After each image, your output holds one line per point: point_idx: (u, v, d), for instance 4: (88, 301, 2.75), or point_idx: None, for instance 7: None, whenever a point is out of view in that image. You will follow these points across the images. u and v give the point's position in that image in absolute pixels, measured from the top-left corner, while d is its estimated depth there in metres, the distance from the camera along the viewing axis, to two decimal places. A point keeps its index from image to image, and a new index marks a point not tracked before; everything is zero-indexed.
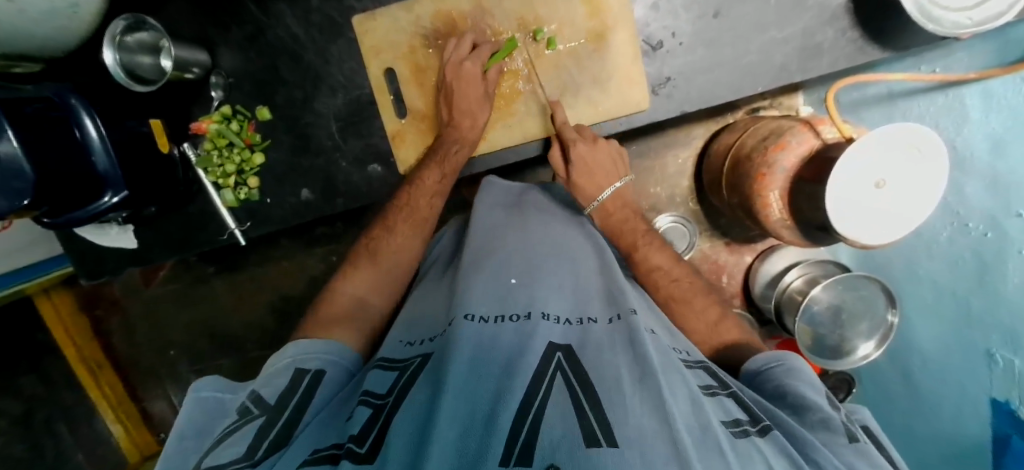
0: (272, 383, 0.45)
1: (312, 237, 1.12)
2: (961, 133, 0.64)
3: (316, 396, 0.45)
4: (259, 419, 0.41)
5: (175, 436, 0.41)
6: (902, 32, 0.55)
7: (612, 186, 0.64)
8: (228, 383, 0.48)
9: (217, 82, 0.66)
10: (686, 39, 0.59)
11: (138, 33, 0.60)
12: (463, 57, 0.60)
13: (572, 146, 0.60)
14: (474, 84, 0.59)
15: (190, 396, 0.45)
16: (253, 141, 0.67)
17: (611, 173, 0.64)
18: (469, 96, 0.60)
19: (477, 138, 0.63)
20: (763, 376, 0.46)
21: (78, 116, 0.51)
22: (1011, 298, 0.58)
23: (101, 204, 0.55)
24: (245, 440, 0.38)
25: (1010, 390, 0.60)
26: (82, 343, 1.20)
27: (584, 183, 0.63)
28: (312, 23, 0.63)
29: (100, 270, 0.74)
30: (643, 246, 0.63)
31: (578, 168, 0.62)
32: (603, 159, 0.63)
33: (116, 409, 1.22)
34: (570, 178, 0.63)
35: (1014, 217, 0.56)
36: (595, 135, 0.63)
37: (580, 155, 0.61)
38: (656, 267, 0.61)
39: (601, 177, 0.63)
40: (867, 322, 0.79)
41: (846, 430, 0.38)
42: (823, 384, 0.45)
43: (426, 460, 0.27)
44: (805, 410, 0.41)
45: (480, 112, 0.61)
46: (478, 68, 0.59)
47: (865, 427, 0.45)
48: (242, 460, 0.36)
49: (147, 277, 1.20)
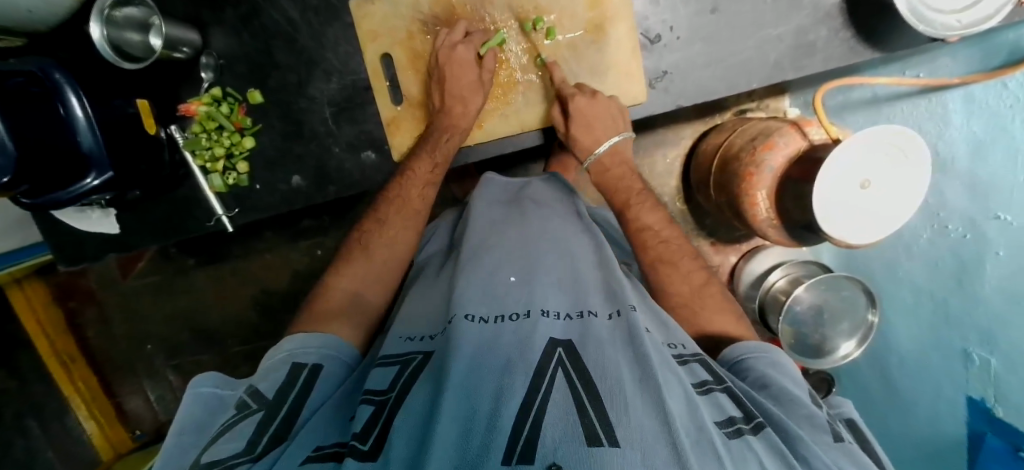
0: (270, 376, 0.45)
1: (297, 230, 1.10)
2: (943, 137, 0.66)
3: (314, 393, 0.44)
4: (258, 413, 0.40)
5: (175, 431, 0.40)
6: (891, 33, 0.57)
7: (610, 140, 0.61)
8: (228, 380, 0.47)
9: (208, 63, 0.64)
10: (683, 33, 0.60)
11: (126, 8, 0.57)
12: (456, 41, 0.60)
13: (569, 100, 0.59)
14: (468, 69, 0.59)
15: (189, 392, 0.44)
16: (243, 124, 0.65)
17: (609, 126, 0.61)
18: (462, 82, 0.60)
19: (469, 126, 0.62)
20: (743, 365, 0.48)
21: (63, 93, 0.49)
22: (991, 300, 0.60)
23: (83, 185, 0.53)
24: (244, 436, 0.37)
25: (984, 389, 0.62)
26: (55, 337, 1.16)
27: (582, 136, 0.61)
28: (309, 6, 0.62)
29: (80, 255, 0.71)
30: (635, 205, 0.63)
31: (578, 125, 0.60)
32: (603, 112, 0.60)
33: (90, 405, 1.18)
34: (568, 132, 0.61)
35: (992, 219, 0.59)
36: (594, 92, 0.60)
37: (576, 108, 0.59)
38: (639, 226, 0.61)
39: (599, 129, 0.60)
40: (848, 321, 0.81)
41: (832, 429, 0.40)
42: (801, 377, 0.48)
43: (428, 460, 0.27)
44: (790, 404, 0.42)
45: (472, 98, 0.60)
46: (471, 53, 0.59)
47: (848, 419, 0.47)
48: (243, 455, 0.35)
49: (125, 268, 1.16)
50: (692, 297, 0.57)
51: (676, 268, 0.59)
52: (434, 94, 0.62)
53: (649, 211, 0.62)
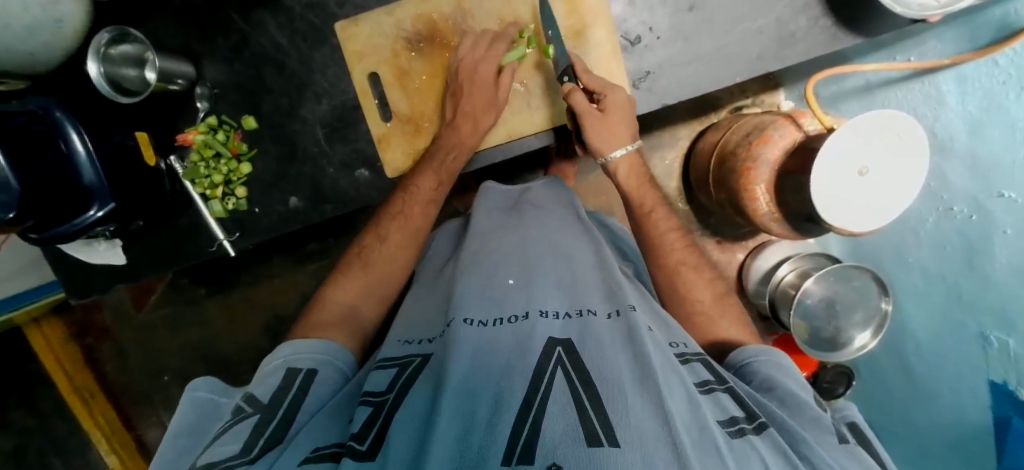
0: (265, 382, 0.45)
1: (304, 254, 1.11)
2: (940, 118, 0.65)
3: (312, 393, 0.45)
4: (253, 416, 0.41)
5: (170, 435, 0.41)
6: (871, 17, 0.57)
7: (625, 148, 0.60)
8: (224, 386, 0.47)
9: (202, 93, 0.66)
10: (664, 33, 0.60)
11: (121, 46, 0.60)
12: (477, 57, 0.60)
13: (613, 89, 0.58)
14: (484, 88, 0.60)
15: (186, 395, 0.45)
16: (240, 150, 0.67)
17: (626, 134, 0.60)
18: (475, 100, 0.60)
19: (477, 144, 0.63)
20: (749, 369, 0.47)
21: (64, 130, 0.51)
22: (1003, 281, 0.58)
23: (87, 218, 0.54)
24: (239, 439, 0.38)
25: (1007, 371, 0.60)
26: (74, 373, 1.18)
27: (615, 125, 0.59)
28: (296, 32, 0.64)
29: (89, 288, 0.72)
30: (650, 214, 0.62)
31: (608, 118, 0.58)
32: (620, 107, 0.58)
33: (109, 438, 1.20)
34: (601, 118, 0.58)
35: (997, 197, 0.57)
36: (628, 99, 0.59)
37: (615, 99, 0.58)
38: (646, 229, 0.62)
39: (626, 127, 0.59)
40: (862, 311, 0.79)
41: (837, 431, 0.39)
42: (811, 389, 0.45)
43: (425, 461, 0.27)
44: (795, 406, 0.41)
45: (483, 118, 0.61)
46: (492, 69, 0.60)
47: (852, 424, 0.45)
48: (239, 457, 0.36)
49: (138, 301, 1.18)
50: (713, 304, 0.57)
51: (702, 274, 0.59)
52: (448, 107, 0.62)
53: (667, 217, 0.62)
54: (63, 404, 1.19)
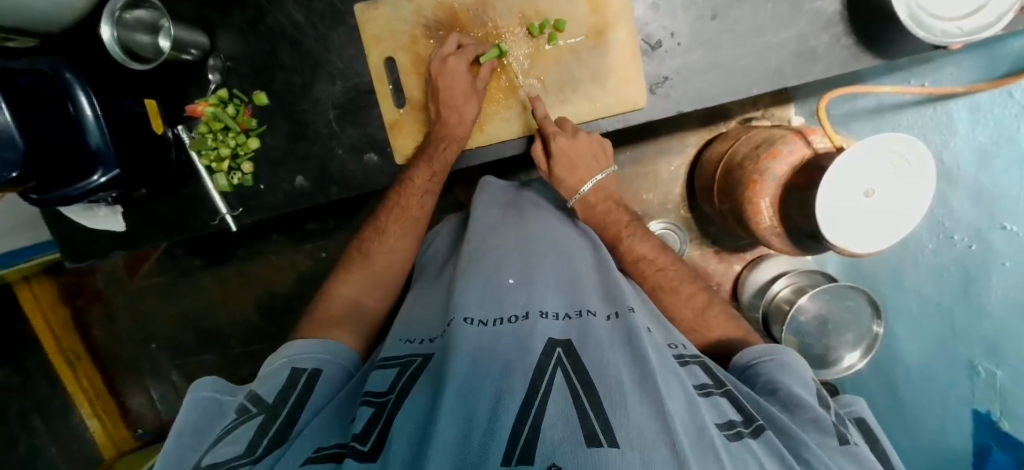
0: (268, 382, 0.45)
1: (302, 234, 1.11)
2: (949, 145, 0.65)
3: (314, 395, 0.45)
4: (256, 418, 0.40)
5: (174, 433, 0.41)
6: (893, 40, 0.57)
7: (592, 178, 0.63)
8: (227, 385, 0.47)
9: (215, 64, 0.66)
10: (685, 40, 0.60)
11: (137, 10, 0.59)
12: (449, 53, 0.61)
13: (551, 140, 0.60)
14: (460, 78, 0.60)
15: (189, 396, 0.45)
16: (249, 125, 0.67)
17: (592, 164, 0.63)
18: (454, 91, 0.60)
19: (467, 134, 0.63)
20: (754, 370, 0.48)
21: (72, 91, 0.50)
22: (996, 315, 0.59)
23: (89, 183, 0.53)
24: (243, 439, 0.38)
25: (991, 401, 0.61)
26: (62, 336, 1.17)
27: (565, 175, 0.63)
28: (315, 10, 0.64)
29: (86, 253, 0.72)
30: (627, 237, 0.63)
31: (562, 163, 0.62)
32: (583, 150, 0.62)
33: (93, 403, 1.19)
34: (551, 171, 0.63)
35: (998, 229, 0.57)
36: (602, 137, 0.64)
37: (558, 147, 0.60)
38: (641, 257, 0.61)
39: (581, 169, 0.62)
40: (853, 332, 0.80)
41: (836, 431, 0.39)
42: (816, 380, 0.46)
43: (427, 461, 0.27)
44: (795, 407, 0.41)
45: (467, 108, 0.61)
46: (464, 64, 0.60)
47: (860, 420, 0.46)
48: (244, 457, 0.36)
49: (132, 266, 1.17)
50: (708, 306, 0.58)
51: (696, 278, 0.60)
52: (431, 104, 0.64)
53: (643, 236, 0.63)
54: (49, 367, 1.18)
